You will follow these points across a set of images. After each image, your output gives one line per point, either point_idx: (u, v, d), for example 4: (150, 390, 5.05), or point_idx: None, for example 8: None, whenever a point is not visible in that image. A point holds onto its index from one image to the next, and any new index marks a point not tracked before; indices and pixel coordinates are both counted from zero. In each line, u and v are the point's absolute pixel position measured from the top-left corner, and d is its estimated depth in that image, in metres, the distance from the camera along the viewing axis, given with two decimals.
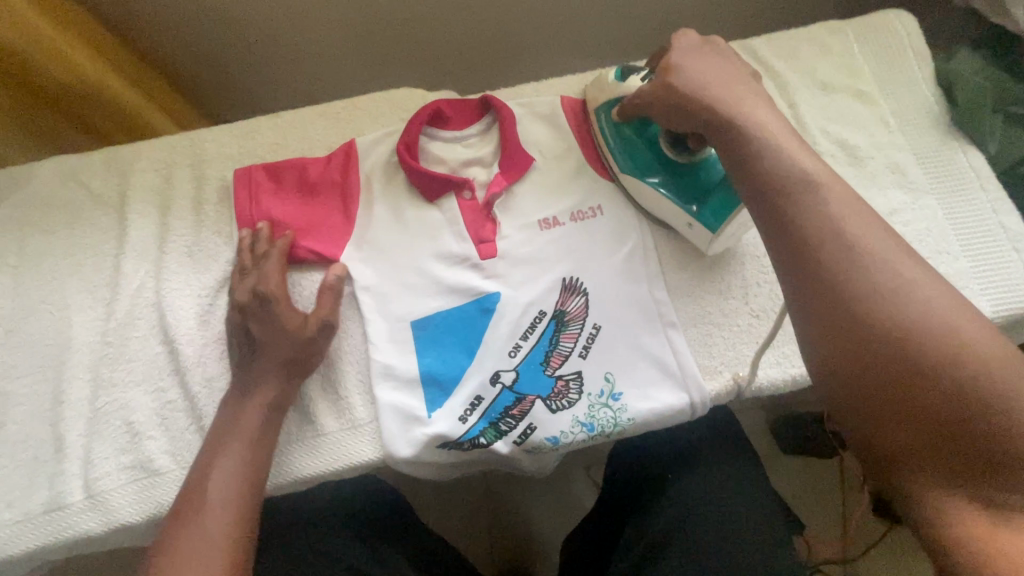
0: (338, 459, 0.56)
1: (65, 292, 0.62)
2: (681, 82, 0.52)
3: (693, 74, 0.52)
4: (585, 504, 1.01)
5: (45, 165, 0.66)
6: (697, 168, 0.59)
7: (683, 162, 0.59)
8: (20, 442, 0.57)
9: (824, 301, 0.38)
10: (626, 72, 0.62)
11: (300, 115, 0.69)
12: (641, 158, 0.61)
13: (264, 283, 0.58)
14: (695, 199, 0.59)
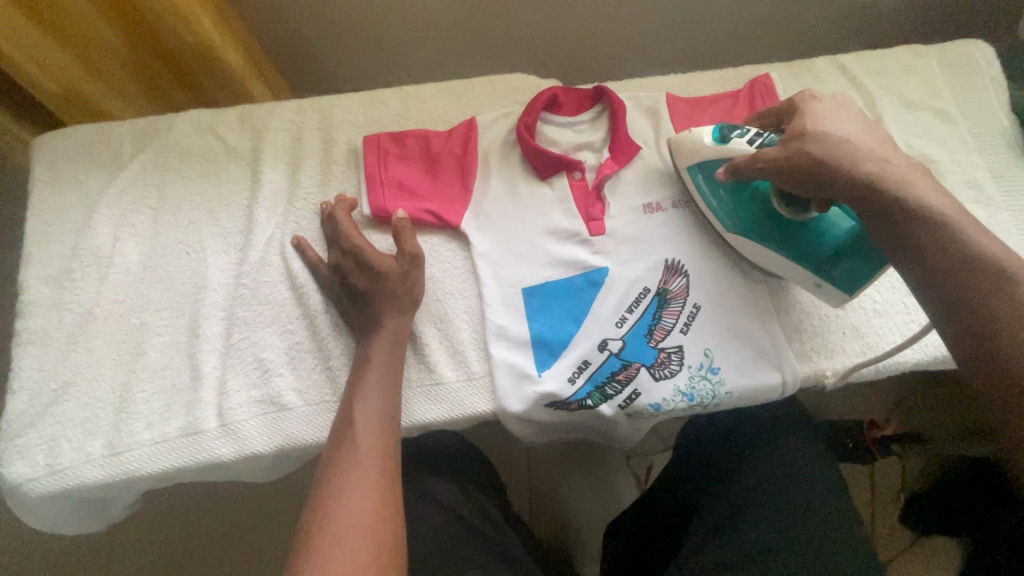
0: (457, 408, 0.62)
1: (202, 236, 0.66)
2: (809, 147, 0.53)
3: (828, 136, 0.53)
4: (625, 496, 1.03)
5: (184, 117, 0.71)
6: (822, 227, 0.59)
7: (799, 223, 0.59)
8: (159, 369, 0.61)
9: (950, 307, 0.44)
10: (724, 131, 0.61)
11: (422, 91, 0.74)
12: (753, 220, 0.61)
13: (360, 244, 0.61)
14: (824, 262, 0.59)
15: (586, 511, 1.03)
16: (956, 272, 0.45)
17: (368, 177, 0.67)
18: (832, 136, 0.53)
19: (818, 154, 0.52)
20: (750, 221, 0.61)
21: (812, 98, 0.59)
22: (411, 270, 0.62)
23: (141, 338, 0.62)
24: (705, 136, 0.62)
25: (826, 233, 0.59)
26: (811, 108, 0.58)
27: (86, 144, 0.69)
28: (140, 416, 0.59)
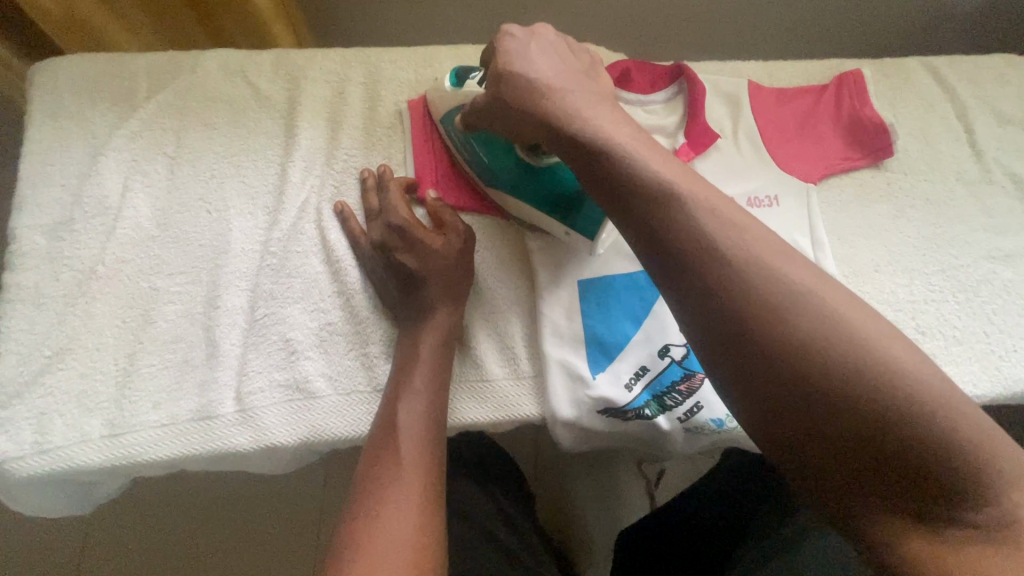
0: (504, 410, 0.56)
1: (225, 194, 0.58)
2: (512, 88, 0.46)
3: (520, 76, 0.45)
4: (632, 500, 0.94)
5: (210, 55, 0.62)
6: (549, 176, 0.55)
7: (535, 169, 0.55)
8: (169, 342, 0.53)
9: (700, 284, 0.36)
10: (462, 74, 0.57)
11: (480, 51, 0.66)
12: (500, 173, 0.57)
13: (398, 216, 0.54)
14: (563, 209, 0.56)
15: (594, 518, 0.93)
16: (692, 239, 0.36)
17: (413, 148, 0.60)
18: (529, 76, 0.45)
19: (519, 94, 0.45)
20: (504, 172, 0.56)
21: (508, 33, 0.48)
22: (462, 246, 0.55)
23: (150, 305, 0.54)
24: (445, 82, 0.58)
25: (565, 180, 0.55)
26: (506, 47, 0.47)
27: (94, 75, 0.60)
28: (147, 394, 0.52)
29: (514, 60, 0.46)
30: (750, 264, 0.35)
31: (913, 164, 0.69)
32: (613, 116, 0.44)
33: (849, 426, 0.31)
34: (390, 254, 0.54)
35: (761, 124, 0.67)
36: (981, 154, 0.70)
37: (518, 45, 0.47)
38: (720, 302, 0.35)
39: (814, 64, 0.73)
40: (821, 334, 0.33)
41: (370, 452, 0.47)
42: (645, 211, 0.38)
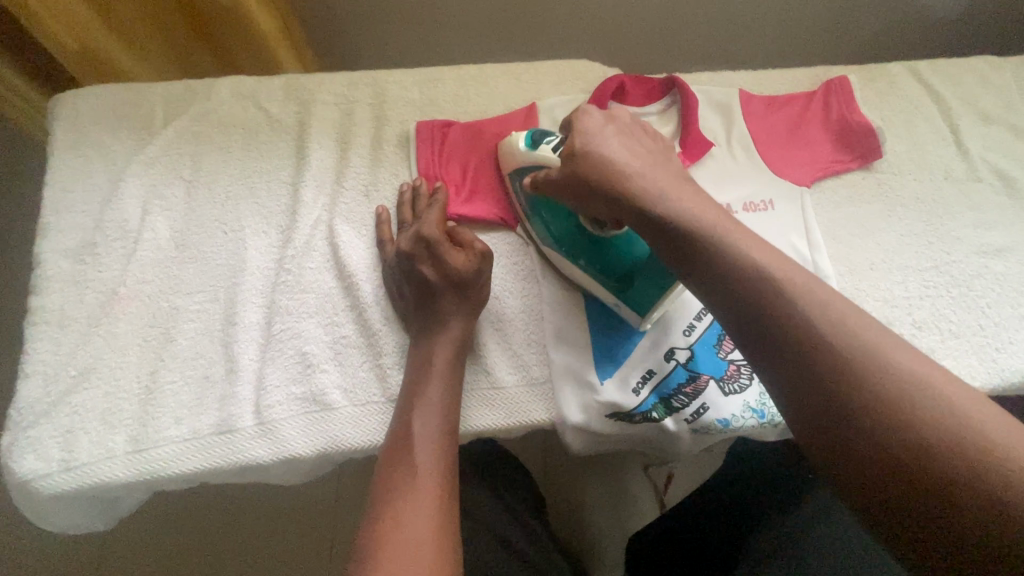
0: (514, 415, 0.57)
1: (240, 214, 0.60)
2: (580, 161, 0.50)
3: (593, 151, 0.51)
4: (643, 507, 0.93)
5: (222, 82, 0.65)
6: (614, 246, 0.56)
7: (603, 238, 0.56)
8: (189, 359, 0.55)
9: (769, 336, 0.38)
10: (535, 137, 0.57)
11: (480, 70, 0.69)
12: (566, 237, 0.58)
13: (427, 227, 0.56)
14: (618, 276, 0.56)
15: (604, 523, 0.94)
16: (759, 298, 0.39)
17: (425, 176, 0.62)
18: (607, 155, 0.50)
19: (589, 164, 0.50)
20: (573, 238, 0.57)
21: (587, 110, 0.54)
22: (482, 265, 0.55)
23: (170, 323, 0.56)
24: (520, 141, 0.58)
25: (630, 251, 0.56)
26: (583, 125, 0.53)
27: (112, 104, 0.63)
28: (169, 410, 0.53)
29: (587, 137, 0.52)
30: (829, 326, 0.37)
31: (902, 164, 0.71)
32: (675, 187, 0.48)
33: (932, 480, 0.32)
34: (413, 266, 0.55)
35: (754, 132, 0.69)
36: (967, 153, 0.72)
37: (594, 125, 0.53)
38: (802, 356, 0.37)
39: (803, 71, 0.75)
40: (925, 407, 0.33)
41: (387, 459, 0.48)
42: (727, 283, 0.41)
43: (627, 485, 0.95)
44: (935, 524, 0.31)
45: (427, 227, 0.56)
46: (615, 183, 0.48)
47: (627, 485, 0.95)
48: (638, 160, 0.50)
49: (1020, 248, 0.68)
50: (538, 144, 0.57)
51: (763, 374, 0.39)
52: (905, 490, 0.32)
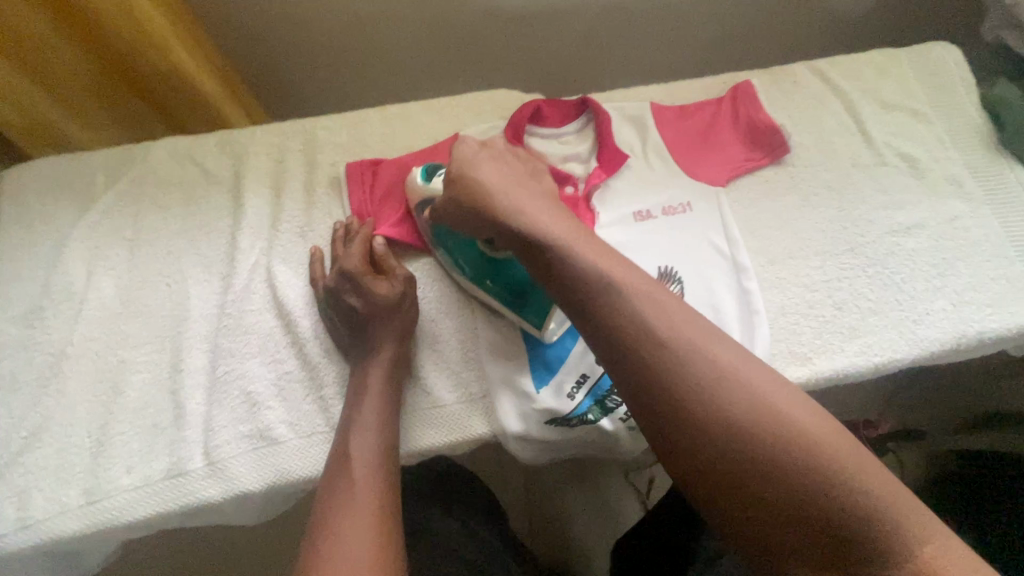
0: (456, 432, 0.59)
1: (182, 266, 0.63)
2: (462, 194, 0.54)
3: (479, 189, 0.53)
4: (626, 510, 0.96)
5: (159, 143, 0.68)
6: (507, 271, 0.61)
7: (496, 262, 0.61)
8: (138, 409, 0.57)
9: (643, 375, 0.43)
10: (430, 171, 0.62)
11: (404, 108, 0.73)
12: (466, 263, 0.62)
13: (348, 262, 0.59)
14: (516, 297, 0.61)
15: (589, 532, 0.95)
16: (651, 347, 0.43)
17: (359, 213, 0.66)
18: (494, 192, 0.53)
19: (472, 195, 0.53)
20: (471, 263, 0.62)
21: (469, 149, 0.57)
22: (406, 289, 0.59)
23: (118, 377, 0.58)
24: (416, 175, 0.62)
25: (519, 274, 0.61)
26: (462, 160, 0.56)
27: (55, 175, 0.66)
28: (120, 460, 0.55)
29: (471, 175, 0.54)
30: (696, 362, 0.42)
31: (811, 156, 0.75)
32: (562, 223, 0.52)
33: (791, 507, 0.38)
34: (339, 297, 0.58)
35: (667, 139, 0.73)
36: (871, 139, 0.77)
37: (471, 153, 0.56)
38: (664, 392, 0.42)
39: (711, 79, 0.80)
40: (767, 426, 0.39)
41: (327, 482, 0.50)
42: (609, 326, 0.45)
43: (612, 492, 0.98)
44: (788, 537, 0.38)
45: (348, 262, 0.59)
46: (505, 222, 0.52)
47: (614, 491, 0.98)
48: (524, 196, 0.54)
49: (928, 224, 0.72)
50: (433, 178, 0.61)
51: (648, 419, 0.43)
52: (757, 510, 0.38)
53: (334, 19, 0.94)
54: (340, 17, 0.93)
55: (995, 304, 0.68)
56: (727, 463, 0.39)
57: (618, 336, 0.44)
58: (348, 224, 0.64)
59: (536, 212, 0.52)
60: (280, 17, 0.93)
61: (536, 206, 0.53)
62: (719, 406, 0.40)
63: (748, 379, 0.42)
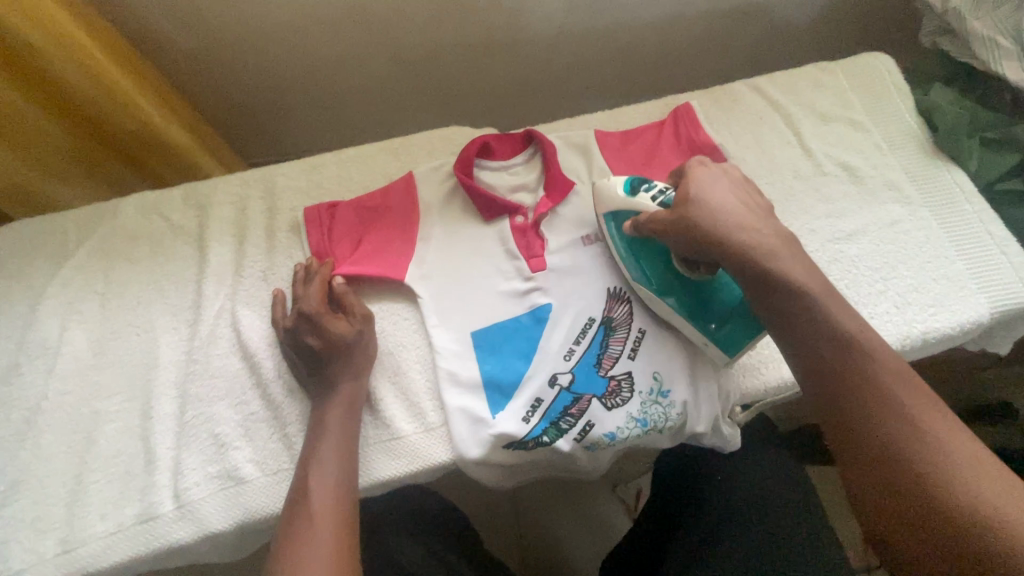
0: (416, 461, 0.62)
1: (151, 316, 0.66)
2: (693, 215, 0.56)
3: (705, 208, 0.57)
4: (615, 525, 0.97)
5: (127, 200, 0.72)
6: (706, 293, 0.62)
7: (694, 281, 0.62)
8: (111, 457, 0.60)
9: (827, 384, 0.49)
10: (636, 184, 0.64)
11: (360, 151, 0.77)
12: (656, 278, 0.65)
13: (305, 302, 0.62)
14: (709, 321, 0.62)
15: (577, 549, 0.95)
16: (841, 357, 0.49)
17: (318, 254, 0.69)
18: (724, 213, 0.57)
19: (703, 218, 0.56)
20: (662, 279, 0.64)
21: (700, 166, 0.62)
22: (363, 327, 0.62)
23: (91, 427, 0.61)
24: (617, 188, 0.65)
25: (727, 298, 0.62)
26: (698, 180, 0.60)
27: (30, 237, 0.70)
28: (94, 507, 0.58)
29: (708, 195, 0.58)
30: (867, 380, 0.47)
31: (753, 172, 0.78)
32: (782, 244, 0.55)
33: (930, 519, 0.43)
34: (299, 337, 0.61)
35: (614, 166, 0.76)
36: (809, 150, 0.80)
37: (708, 176, 0.60)
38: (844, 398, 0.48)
39: (654, 103, 0.84)
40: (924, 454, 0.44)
41: (288, 516, 0.52)
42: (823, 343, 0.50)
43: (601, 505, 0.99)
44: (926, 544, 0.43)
45: (305, 302, 0.62)
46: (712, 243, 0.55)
47: (599, 506, 0.98)
48: (733, 218, 0.56)
49: (869, 230, 0.75)
50: (638, 192, 0.63)
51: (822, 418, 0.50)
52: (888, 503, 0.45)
53: (298, 67, 0.99)
54: (304, 64, 0.98)
55: (938, 303, 0.71)
56: (877, 465, 0.45)
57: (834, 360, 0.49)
58: (307, 265, 0.67)
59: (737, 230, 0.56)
60: (242, 67, 0.97)
61: (758, 223, 0.57)
62: (886, 417, 0.46)
63: (909, 407, 0.46)
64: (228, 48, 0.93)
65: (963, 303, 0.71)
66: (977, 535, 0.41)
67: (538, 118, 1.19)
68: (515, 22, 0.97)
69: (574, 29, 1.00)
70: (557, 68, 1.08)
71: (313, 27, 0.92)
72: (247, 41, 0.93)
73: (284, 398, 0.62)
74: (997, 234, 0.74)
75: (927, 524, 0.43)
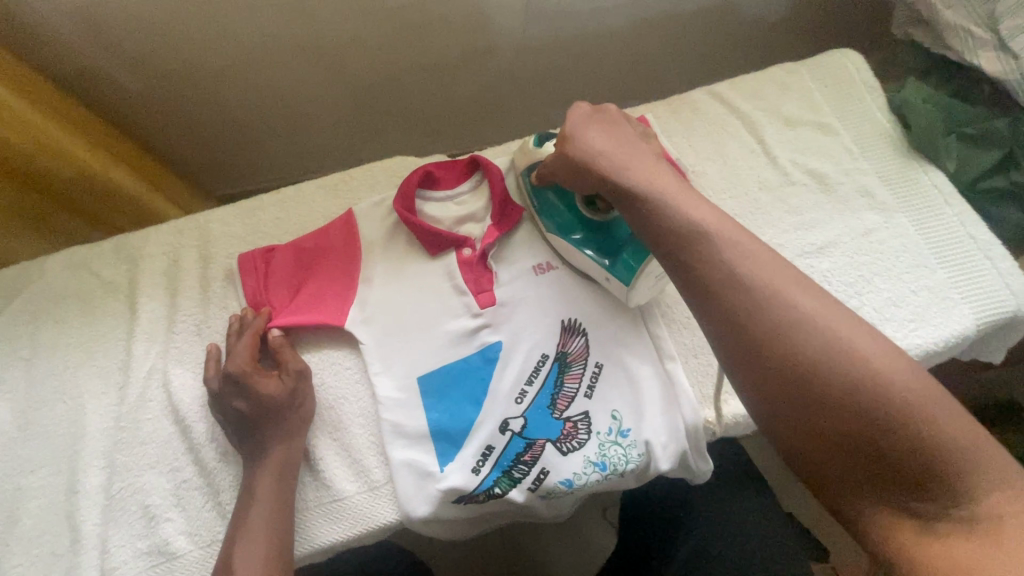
0: (360, 521, 0.58)
1: (78, 381, 0.63)
2: (572, 151, 0.56)
3: (582, 141, 0.56)
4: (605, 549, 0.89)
5: (54, 257, 0.69)
6: (605, 228, 0.63)
7: (592, 217, 0.63)
8: (35, 538, 0.56)
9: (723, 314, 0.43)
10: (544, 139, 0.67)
11: (299, 190, 0.74)
12: (558, 220, 0.65)
13: (233, 360, 0.58)
14: (610, 254, 0.62)
15: None
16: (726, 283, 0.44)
17: (253, 304, 0.65)
18: (602, 145, 0.56)
19: (583, 151, 0.56)
20: (563, 220, 0.65)
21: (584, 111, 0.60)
22: (297, 384, 0.59)
23: (15, 506, 0.58)
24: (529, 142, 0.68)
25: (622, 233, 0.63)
26: (576, 119, 0.58)
27: None
28: None
29: (585, 131, 0.57)
30: (805, 342, 0.40)
31: (715, 186, 0.74)
32: (660, 171, 0.54)
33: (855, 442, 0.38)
34: (226, 401, 0.57)
35: None
36: (775, 159, 0.75)
37: (588, 115, 0.59)
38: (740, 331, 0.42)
39: None
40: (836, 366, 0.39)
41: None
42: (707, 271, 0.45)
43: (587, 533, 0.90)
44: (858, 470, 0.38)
45: (233, 360, 0.58)
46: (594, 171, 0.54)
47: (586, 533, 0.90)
48: (613, 145, 0.56)
49: (842, 241, 0.70)
50: (544, 143, 0.67)
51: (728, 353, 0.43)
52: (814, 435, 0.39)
53: (245, 104, 0.95)
54: (251, 101, 0.94)
55: (919, 317, 0.66)
56: (798, 392, 0.40)
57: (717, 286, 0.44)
58: (241, 317, 0.63)
59: (614, 156, 0.55)
60: (187, 106, 0.93)
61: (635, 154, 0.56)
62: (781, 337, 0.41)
63: (812, 333, 0.40)
64: (166, 88, 0.89)
65: (946, 315, 0.66)
66: (901, 447, 0.37)
67: (503, 134, 1.15)
68: (466, 42, 0.93)
69: (529, 43, 0.96)
70: (517, 83, 1.04)
71: (255, 64, 0.88)
72: (189, 83, 0.89)
73: (216, 463, 0.58)
74: (980, 238, 0.69)
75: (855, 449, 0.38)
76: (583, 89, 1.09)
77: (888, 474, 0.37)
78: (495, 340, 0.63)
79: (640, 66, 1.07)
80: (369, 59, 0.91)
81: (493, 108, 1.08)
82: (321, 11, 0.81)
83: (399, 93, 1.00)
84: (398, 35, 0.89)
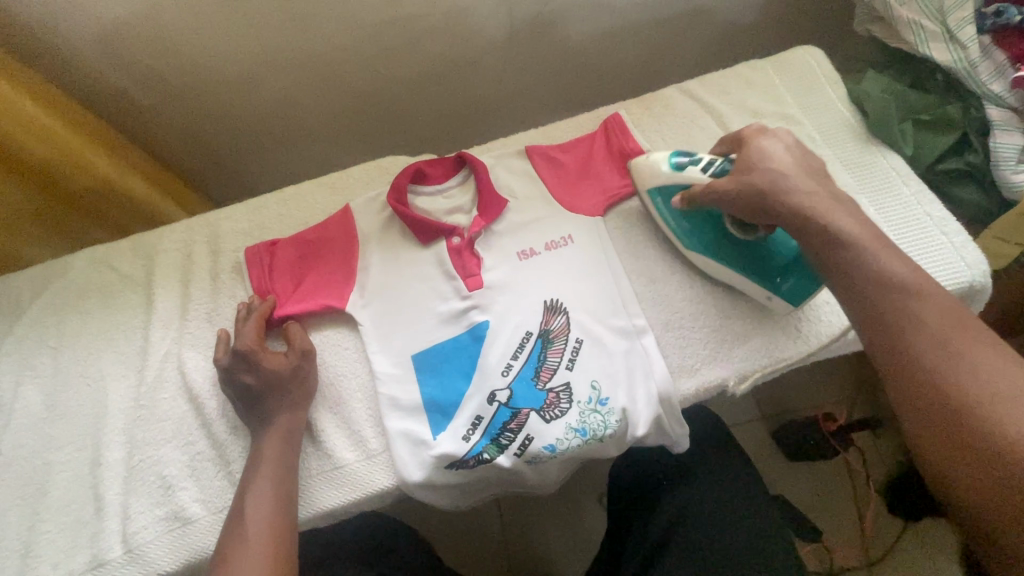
0: (359, 487, 0.62)
1: (100, 366, 0.68)
2: (757, 178, 0.58)
3: (773, 174, 0.58)
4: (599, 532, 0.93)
5: (77, 255, 0.75)
6: (768, 246, 0.64)
7: (751, 240, 0.65)
8: (63, 506, 0.61)
9: (885, 334, 0.48)
10: (680, 162, 0.66)
11: (302, 190, 0.80)
12: (714, 242, 0.67)
13: (241, 341, 0.63)
14: (774, 274, 0.65)
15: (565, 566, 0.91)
16: (893, 321, 0.48)
17: (258, 293, 0.71)
18: (786, 182, 0.57)
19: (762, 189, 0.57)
20: (717, 246, 0.67)
21: (759, 138, 0.62)
22: (301, 362, 0.65)
23: (44, 479, 0.63)
24: (662, 164, 0.67)
25: (781, 249, 0.64)
26: (762, 152, 0.61)
27: None
28: (46, 557, 0.59)
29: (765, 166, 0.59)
30: (910, 323, 0.47)
31: None
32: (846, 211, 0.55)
33: (968, 429, 0.42)
34: (235, 375, 0.63)
35: (545, 180, 0.77)
36: None
37: (769, 148, 0.61)
38: (893, 346, 0.48)
39: (586, 116, 0.85)
40: (961, 369, 0.44)
41: (222, 547, 0.53)
42: (881, 313, 0.49)
43: (582, 514, 0.94)
44: (963, 458, 0.42)
45: (241, 341, 0.64)
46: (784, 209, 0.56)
47: (582, 514, 0.94)
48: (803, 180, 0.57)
49: None
50: (686, 167, 0.65)
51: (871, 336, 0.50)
52: (929, 415, 0.44)
53: (248, 114, 1.01)
54: (256, 112, 1.01)
55: None
56: (920, 375, 0.45)
57: (882, 317, 0.49)
58: (247, 305, 0.69)
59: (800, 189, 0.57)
60: (194, 120, 1.00)
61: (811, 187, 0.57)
62: (922, 336, 0.46)
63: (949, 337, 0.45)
64: (183, 104, 0.97)
65: None
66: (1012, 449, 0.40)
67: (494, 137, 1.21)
68: (454, 51, 0.99)
69: (514, 50, 1.02)
70: (506, 89, 1.10)
71: (258, 76, 0.94)
72: (197, 96, 0.96)
73: (226, 435, 0.63)
74: (936, 216, 0.74)
75: (960, 440, 0.42)
76: (569, 91, 1.15)
77: (999, 472, 0.40)
78: (482, 319, 0.67)
79: (622, 68, 1.12)
80: (365, 69, 0.98)
81: (484, 112, 1.14)
82: (317, 25, 0.88)
83: (394, 102, 1.06)
84: (390, 46, 0.95)
